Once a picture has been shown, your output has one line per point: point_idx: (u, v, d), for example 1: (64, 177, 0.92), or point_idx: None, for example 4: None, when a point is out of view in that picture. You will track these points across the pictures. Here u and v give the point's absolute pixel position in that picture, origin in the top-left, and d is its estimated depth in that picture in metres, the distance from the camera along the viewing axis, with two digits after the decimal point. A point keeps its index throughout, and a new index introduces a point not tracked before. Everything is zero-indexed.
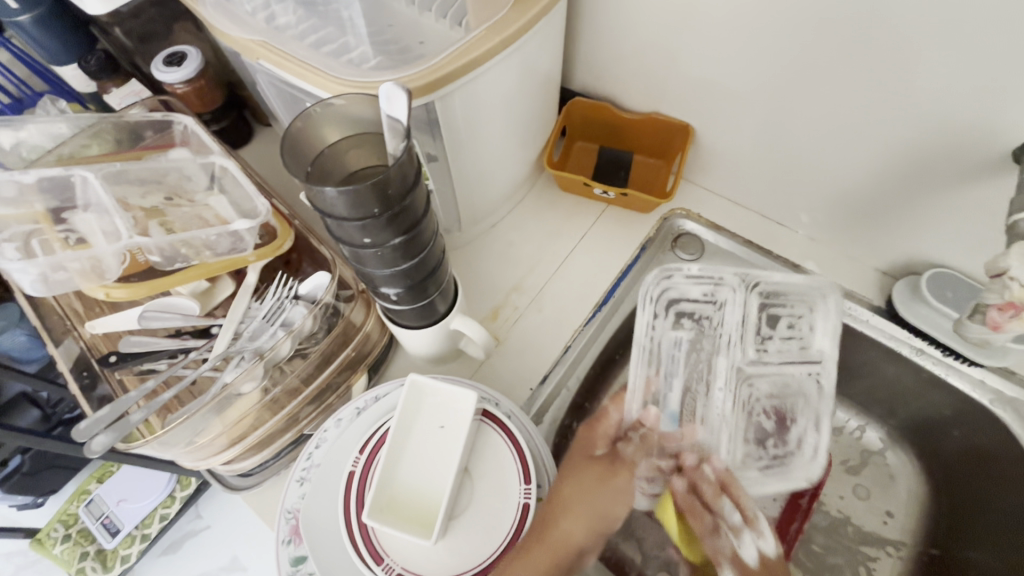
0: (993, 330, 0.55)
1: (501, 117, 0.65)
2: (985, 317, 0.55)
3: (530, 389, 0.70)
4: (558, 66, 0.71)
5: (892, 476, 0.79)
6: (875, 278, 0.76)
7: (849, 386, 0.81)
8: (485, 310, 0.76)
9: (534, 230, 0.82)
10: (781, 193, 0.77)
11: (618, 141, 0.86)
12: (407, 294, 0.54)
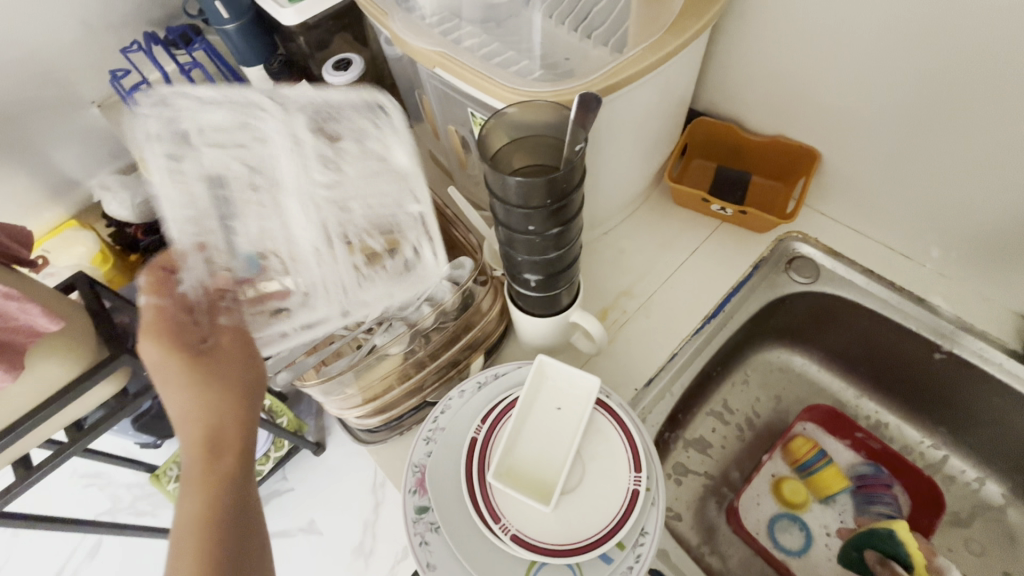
0: None
1: (638, 130, 0.70)
2: None
3: (636, 389, 0.72)
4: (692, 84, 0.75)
5: (1011, 536, 0.75)
6: (1013, 321, 0.72)
7: (968, 433, 0.78)
8: (594, 310, 0.80)
9: (645, 240, 0.85)
10: (910, 224, 0.76)
11: (737, 161, 0.87)
12: (543, 282, 0.60)
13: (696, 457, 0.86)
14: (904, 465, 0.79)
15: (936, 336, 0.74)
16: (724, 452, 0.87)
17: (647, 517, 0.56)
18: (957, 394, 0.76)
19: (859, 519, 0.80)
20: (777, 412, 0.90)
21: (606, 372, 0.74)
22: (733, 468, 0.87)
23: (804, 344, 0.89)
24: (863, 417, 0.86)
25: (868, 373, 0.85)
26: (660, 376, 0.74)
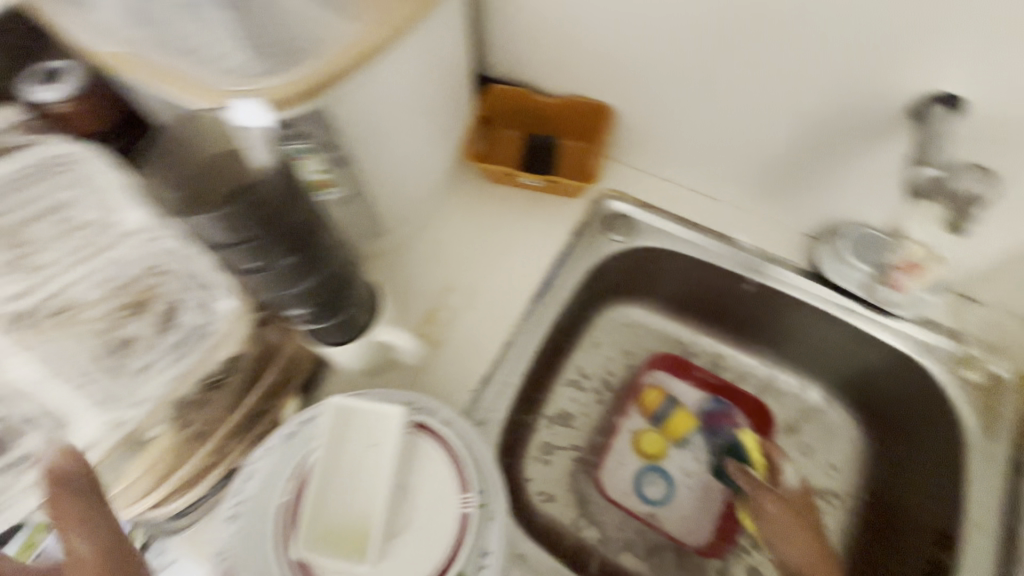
0: (900, 288, 0.68)
1: (408, 112, 0.62)
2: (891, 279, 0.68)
3: (472, 391, 0.68)
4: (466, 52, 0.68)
5: (832, 431, 0.82)
6: (802, 241, 0.77)
7: (787, 349, 0.84)
8: (418, 314, 0.73)
9: (462, 225, 0.80)
10: (704, 166, 0.77)
11: (539, 125, 0.84)
12: (317, 314, 0.51)
13: (560, 432, 0.86)
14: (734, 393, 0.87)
15: (741, 269, 0.77)
16: (587, 420, 0.87)
17: (487, 533, 0.53)
18: (769, 316, 0.81)
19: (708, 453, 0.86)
20: (628, 367, 0.91)
21: (438, 381, 0.68)
22: (596, 433, 0.87)
23: (640, 296, 0.91)
24: (702, 354, 0.90)
25: (699, 312, 0.88)
26: (495, 369, 0.70)
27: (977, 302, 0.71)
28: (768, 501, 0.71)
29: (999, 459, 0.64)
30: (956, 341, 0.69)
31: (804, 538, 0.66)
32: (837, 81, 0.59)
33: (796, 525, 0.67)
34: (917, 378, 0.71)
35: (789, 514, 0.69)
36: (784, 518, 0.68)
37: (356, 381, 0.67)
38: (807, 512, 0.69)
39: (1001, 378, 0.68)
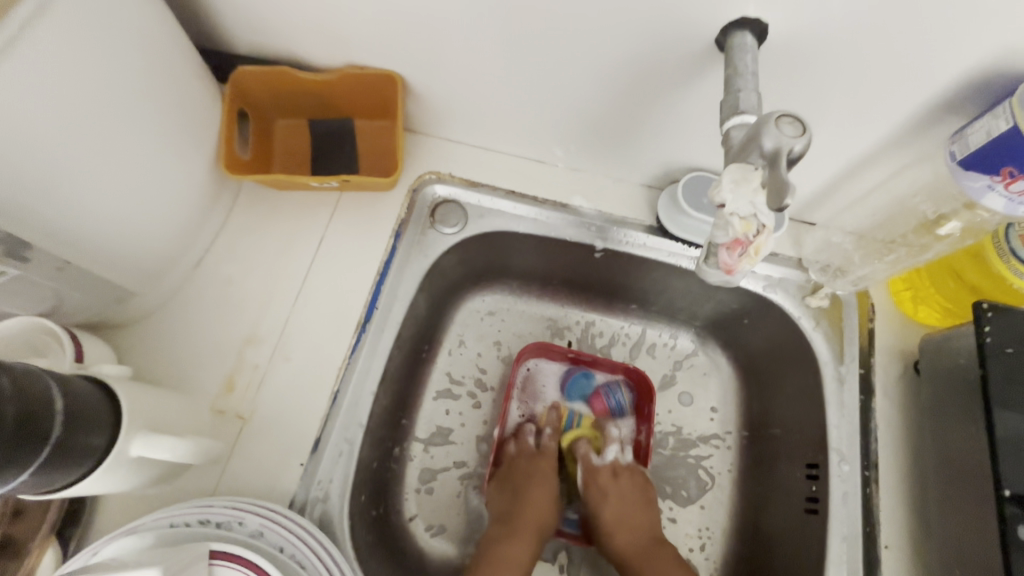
0: (729, 275, 0.41)
1: (75, 140, 0.43)
2: (718, 261, 0.41)
3: (302, 463, 0.55)
4: (158, 38, 0.50)
5: (705, 375, 0.81)
6: (643, 194, 0.71)
7: (651, 303, 0.80)
8: (216, 383, 0.58)
9: (252, 253, 0.64)
10: (525, 129, 0.67)
11: (326, 109, 0.67)
12: None
13: (441, 452, 0.76)
14: (606, 363, 0.80)
15: (587, 238, 0.70)
16: (466, 431, 0.78)
17: None
18: (629, 277, 0.75)
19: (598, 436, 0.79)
20: (502, 361, 0.82)
21: (258, 461, 0.55)
22: (481, 441, 0.78)
23: (498, 279, 0.82)
24: (575, 327, 0.83)
25: (561, 284, 0.81)
26: (327, 429, 0.57)
27: (815, 225, 0.68)
28: (613, 475, 0.72)
29: (853, 382, 0.63)
30: (802, 270, 0.67)
31: (634, 487, 0.72)
32: (627, 22, 0.49)
33: (634, 492, 0.71)
34: (771, 313, 0.69)
35: (627, 484, 0.72)
36: (624, 488, 0.71)
37: (147, 495, 0.52)
38: (645, 482, 0.73)
39: (839, 297, 0.66)
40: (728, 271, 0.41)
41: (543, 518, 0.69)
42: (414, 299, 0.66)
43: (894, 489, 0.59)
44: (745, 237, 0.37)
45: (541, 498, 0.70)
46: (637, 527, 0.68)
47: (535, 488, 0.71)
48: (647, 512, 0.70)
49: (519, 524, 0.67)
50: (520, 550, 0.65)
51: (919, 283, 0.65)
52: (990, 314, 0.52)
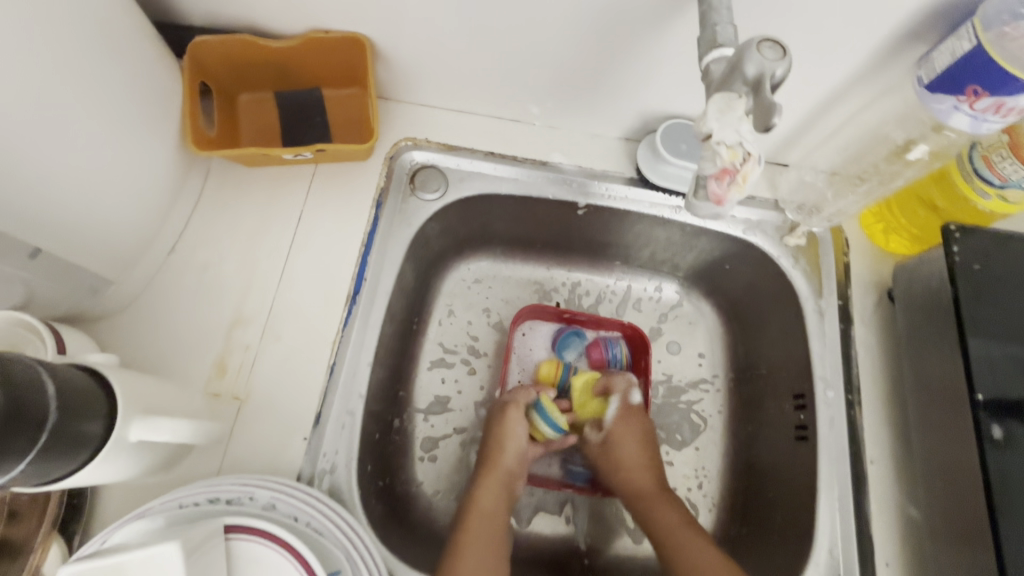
0: (717, 207, 0.40)
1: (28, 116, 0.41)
2: (705, 194, 0.39)
3: (305, 437, 0.55)
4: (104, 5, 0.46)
5: (691, 323, 0.83)
6: (620, 147, 0.71)
7: (635, 257, 0.81)
8: (208, 366, 0.56)
9: (230, 233, 0.62)
10: (499, 88, 0.66)
11: (291, 81, 0.65)
12: None
13: (441, 419, 0.77)
14: (601, 320, 0.81)
15: (569, 195, 0.70)
16: (463, 398, 0.79)
17: None
18: (612, 232, 0.76)
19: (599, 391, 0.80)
20: (493, 327, 0.83)
21: (260, 439, 0.54)
22: (479, 406, 0.79)
23: (483, 246, 0.81)
24: (561, 288, 0.84)
25: (546, 246, 0.82)
26: (327, 402, 0.56)
27: (789, 165, 0.70)
28: (621, 433, 0.72)
29: (833, 314, 0.65)
30: (779, 210, 0.69)
31: (641, 446, 0.71)
32: None
33: (641, 450, 0.71)
34: (752, 255, 0.71)
35: (636, 443, 0.71)
36: (633, 447, 0.71)
37: (149, 484, 0.51)
38: (650, 437, 0.72)
39: (815, 235, 0.68)
40: (720, 204, 0.39)
41: (515, 465, 0.68)
42: (401, 268, 0.65)
43: (877, 409, 0.62)
44: (732, 165, 0.37)
45: (515, 446, 0.69)
46: (642, 483, 0.69)
47: (510, 434, 0.69)
48: (652, 469, 0.70)
49: (491, 475, 0.67)
50: (493, 501, 0.65)
51: (891, 215, 0.67)
52: (957, 234, 0.55)
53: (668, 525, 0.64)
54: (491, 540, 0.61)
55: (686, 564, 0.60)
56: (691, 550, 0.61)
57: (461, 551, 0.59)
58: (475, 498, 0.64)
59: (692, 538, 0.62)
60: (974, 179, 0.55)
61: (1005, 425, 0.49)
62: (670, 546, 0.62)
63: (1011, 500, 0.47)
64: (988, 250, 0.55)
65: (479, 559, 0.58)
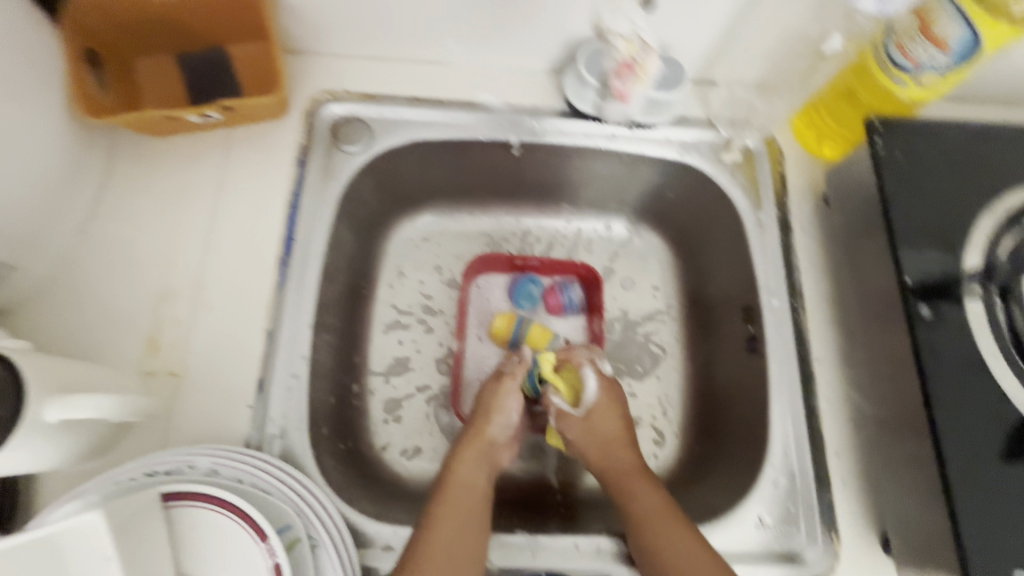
0: (623, 100, 0.63)
1: None
2: (614, 92, 0.63)
3: (250, 403, 0.54)
4: None
5: (643, 258, 0.82)
6: (548, 80, 0.69)
7: (580, 196, 0.80)
8: (137, 345, 0.54)
9: (145, 206, 0.59)
10: (413, 27, 0.63)
11: (191, 38, 0.61)
12: None
13: (402, 380, 0.76)
14: (553, 265, 0.80)
15: (501, 133, 0.67)
16: (423, 356, 0.77)
17: (319, 564, 0.44)
18: (552, 171, 0.74)
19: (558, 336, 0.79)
20: (446, 284, 0.80)
21: (202, 411, 0.53)
22: (440, 361, 0.77)
23: (425, 202, 0.79)
24: (513, 239, 0.82)
25: (490, 195, 0.80)
26: (269, 367, 0.55)
27: (717, 82, 0.69)
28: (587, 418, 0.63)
29: (772, 225, 0.66)
30: (713, 128, 0.68)
31: (615, 423, 0.62)
32: None
33: (610, 430, 0.62)
34: (691, 178, 0.71)
35: (608, 421, 0.62)
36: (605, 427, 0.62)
37: (88, 468, 0.49)
38: (619, 409, 0.64)
39: (750, 149, 0.68)
40: (623, 97, 0.62)
41: (501, 437, 0.62)
42: (334, 227, 0.63)
43: (821, 312, 0.63)
44: (633, 62, 0.59)
45: (504, 417, 0.63)
46: (615, 465, 0.60)
47: (498, 407, 0.63)
48: (631, 446, 0.61)
49: (474, 445, 0.60)
50: (472, 471, 0.57)
51: (819, 116, 0.66)
52: (879, 126, 0.56)
53: (650, 506, 0.55)
54: (466, 509, 0.54)
55: (660, 549, 0.52)
56: (667, 532, 0.52)
57: (431, 526, 0.51)
58: (451, 468, 0.57)
59: (670, 517, 0.53)
60: (889, 67, 0.56)
61: (933, 303, 0.50)
62: (646, 530, 0.53)
63: (945, 370, 0.48)
64: (909, 137, 0.55)
65: (451, 532, 0.51)
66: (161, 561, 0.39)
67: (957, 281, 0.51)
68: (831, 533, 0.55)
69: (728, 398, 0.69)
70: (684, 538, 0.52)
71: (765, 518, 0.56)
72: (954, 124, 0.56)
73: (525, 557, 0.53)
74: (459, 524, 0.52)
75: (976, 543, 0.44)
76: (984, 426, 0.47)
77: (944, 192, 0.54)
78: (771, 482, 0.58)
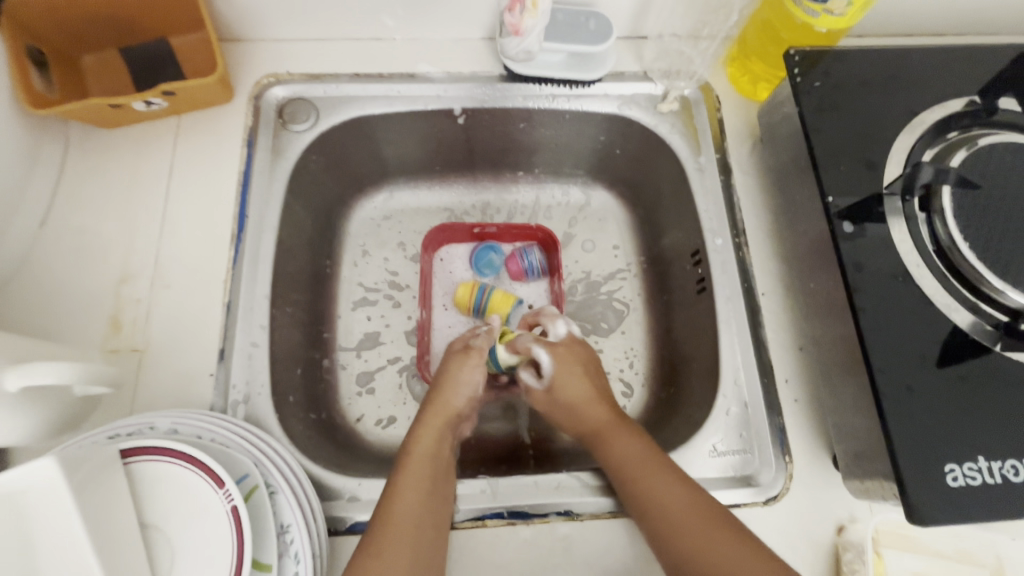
0: (519, 36, 0.62)
1: None
2: (509, 26, 0.62)
3: (212, 373, 0.56)
4: None
5: (601, 219, 0.83)
6: (486, 48, 0.71)
7: (532, 163, 0.81)
8: (100, 326, 0.56)
9: (101, 195, 0.61)
10: (348, 5, 0.65)
11: (131, 32, 0.63)
12: None
13: (373, 353, 0.76)
14: (512, 229, 0.81)
15: (442, 102, 0.70)
16: (393, 330, 0.78)
17: (277, 509, 0.46)
18: (500, 138, 0.76)
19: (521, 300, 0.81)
20: (410, 259, 0.81)
21: (167, 384, 0.55)
22: (411, 333, 0.78)
23: (381, 180, 0.80)
24: (473, 211, 0.84)
25: (444, 168, 0.81)
26: (228, 338, 0.57)
27: (648, 36, 0.71)
28: (551, 393, 0.64)
29: (712, 168, 0.68)
30: (650, 80, 0.70)
31: (580, 382, 0.63)
32: None
33: (580, 389, 0.62)
34: (634, 132, 0.73)
35: (574, 383, 0.63)
36: (572, 389, 0.62)
37: (56, 443, 0.51)
38: (580, 372, 0.63)
39: (687, 98, 0.70)
40: (518, 31, 0.61)
41: (463, 408, 0.63)
42: (287, 205, 0.65)
43: (765, 249, 0.64)
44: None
45: (469, 388, 0.63)
46: (592, 420, 0.60)
47: (460, 380, 0.63)
48: (602, 400, 0.61)
49: (439, 416, 0.60)
50: (435, 438, 0.57)
51: (750, 62, 0.68)
52: (798, 59, 0.57)
53: (625, 454, 0.55)
54: (430, 472, 0.53)
55: (642, 492, 0.51)
56: (645, 476, 0.52)
57: (395, 490, 0.51)
58: (414, 437, 0.57)
59: (646, 462, 0.53)
60: (801, 1, 0.57)
61: (856, 220, 0.52)
62: (626, 478, 0.53)
63: (870, 282, 0.50)
64: (827, 67, 0.57)
65: (418, 494, 0.51)
66: (123, 512, 0.41)
67: (878, 199, 0.52)
68: (784, 456, 0.56)
69: (685, 343, 0.71)
70: (663, 479, 0.52)
71: (720, 446, 0.58)
72: (864, 50, 0.59)
73: (487, 499, 0.55)
74: (427, 487, 0.52)
75: (906, 441, 0.46)
76: (909, 332, 0.49)
77: (863, 115, 0.56)
78: (724, 412, 0.59)
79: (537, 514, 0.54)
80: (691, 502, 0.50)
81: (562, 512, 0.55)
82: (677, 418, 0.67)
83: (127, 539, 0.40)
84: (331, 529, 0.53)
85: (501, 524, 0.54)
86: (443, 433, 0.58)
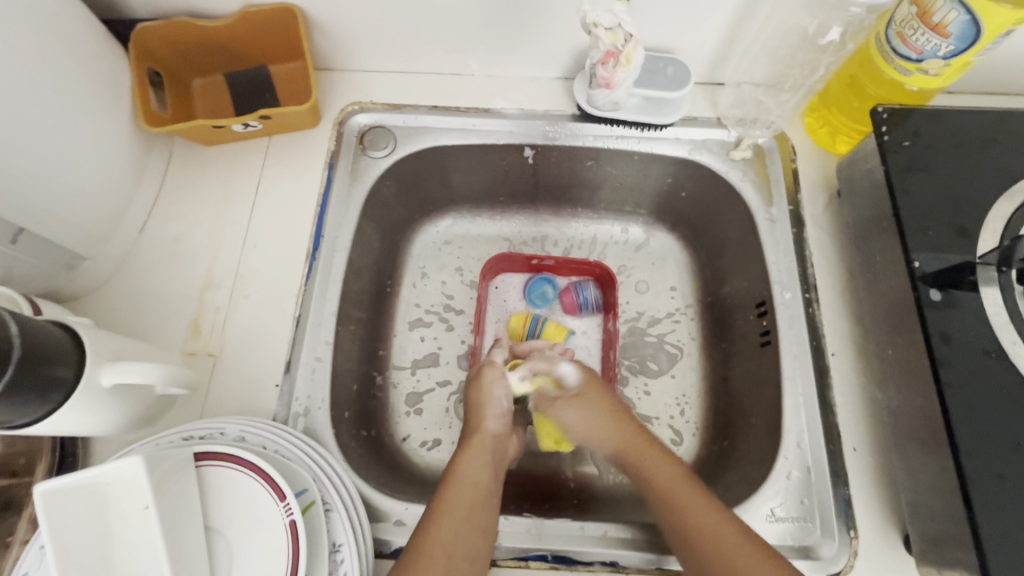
0: (610, 88, 0.61)
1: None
2: (599, 78, 0.61)
3: (277, 384, 0.58)
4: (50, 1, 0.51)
5: (660, 258, 0.83)
6: (561, 87, 0.73)
7: (595, 198, 0.82)
8: (182, 329, 0.60)
9: (195, 206, 0.66)
10: (435, 42, 0.68)
11: (238, 61, 0.68)
12: None
13: (426, 373, 0.77)
14: (569, 263, 0.81)
15: (514, 137, 0.71)
16: (445, 353, 0.79)
17: (331, 527, 0.47)
18: (566, 174, 0.77)
19: (574, 336, 0.80)
20: (466, 285, 0.83)
21: (235, 390, 0.58)
22: (462, 357, 0.79)
23: (446, 206, 0.83)
24: (532, 243, 0.84)
25: (508, 199, 0.83)
26: (296, 351, 0.60)
27: (725, 83, 0.71)
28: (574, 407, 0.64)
29: (785, 220, 0.66)
30: (723, 127, 0.70)
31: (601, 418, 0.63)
32: None
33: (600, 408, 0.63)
34: (702, 176, 0.72)
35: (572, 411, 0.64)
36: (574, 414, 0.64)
37: (132, 437, 0.54)
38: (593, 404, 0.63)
39: (761, 146, 0.69)
40: (609, 85, 0.60)
41: (498, 429, 0.63)
42: (359, 226, 0.68)
43: (837, 308, 0.62)
44: (615, 49, 0.57)
45: (501, 411, 0.64)
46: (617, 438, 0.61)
47: (490, 403, 0.64)
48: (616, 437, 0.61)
49: (475, 441, 0.60)
50: (479, 468, 0.57)
51: (831, 115, 0.67)
52: (886, 115, 0.56)
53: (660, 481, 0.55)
54: (473, 504, 0.54)
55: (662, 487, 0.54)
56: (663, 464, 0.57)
57: (438, 514, 0.51)
58: (456, 466, 0.57)
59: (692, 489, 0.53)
60: (893, 60, 0.55)
61: (945, 289, 0.49)
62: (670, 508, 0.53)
63: (958, 356, 0.47)
64: (918, 127, 0.55)
65: (455, 524, 0.51)
66: (193, 514, 0.43)
67: (970, 267, 0.50)
68: (848, 529, 0.53)
69: (743, 397, 0.68)
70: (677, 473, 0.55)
71: (778, 511, 0.55)
72: (958, 111, 0.56)
73: (530, 539, 0.55)
74: (464, 521, 0.52)
75: (995, 534, 0.42)
76: (1004, 414, 0.45)
77: (955, 179, 0.53)
78: (784, 475, 0.56)
79: (581, 561, 0.53)
80: (696, 496, 0.52)
81: (607, 563, 0.53)
82: (731, 475, 0.64)
83: (195, 540, 0.42)
84: (376, 551, 0.53)
85: (543, 567, 0.53)
86: (483, 463, 0.58)
